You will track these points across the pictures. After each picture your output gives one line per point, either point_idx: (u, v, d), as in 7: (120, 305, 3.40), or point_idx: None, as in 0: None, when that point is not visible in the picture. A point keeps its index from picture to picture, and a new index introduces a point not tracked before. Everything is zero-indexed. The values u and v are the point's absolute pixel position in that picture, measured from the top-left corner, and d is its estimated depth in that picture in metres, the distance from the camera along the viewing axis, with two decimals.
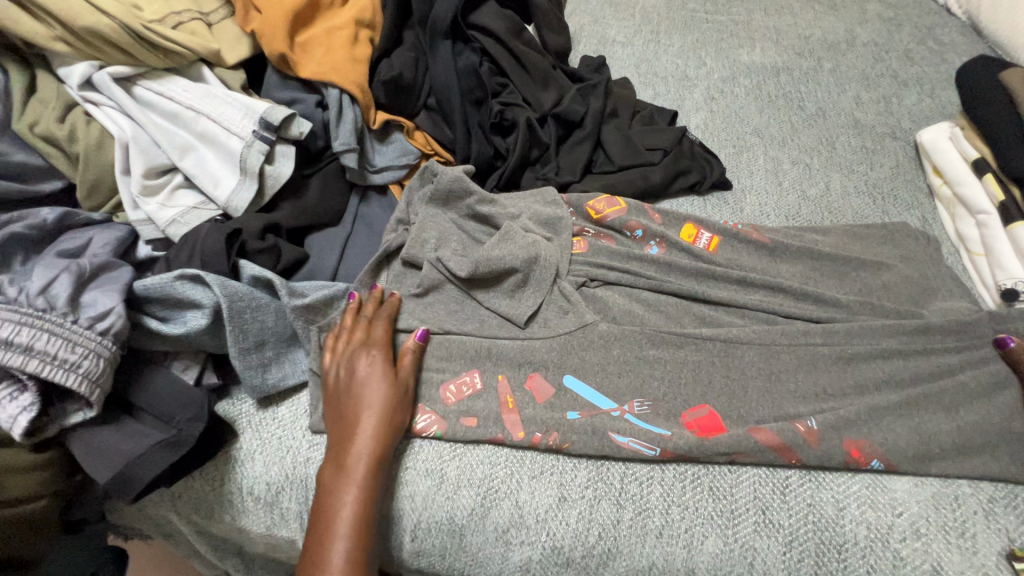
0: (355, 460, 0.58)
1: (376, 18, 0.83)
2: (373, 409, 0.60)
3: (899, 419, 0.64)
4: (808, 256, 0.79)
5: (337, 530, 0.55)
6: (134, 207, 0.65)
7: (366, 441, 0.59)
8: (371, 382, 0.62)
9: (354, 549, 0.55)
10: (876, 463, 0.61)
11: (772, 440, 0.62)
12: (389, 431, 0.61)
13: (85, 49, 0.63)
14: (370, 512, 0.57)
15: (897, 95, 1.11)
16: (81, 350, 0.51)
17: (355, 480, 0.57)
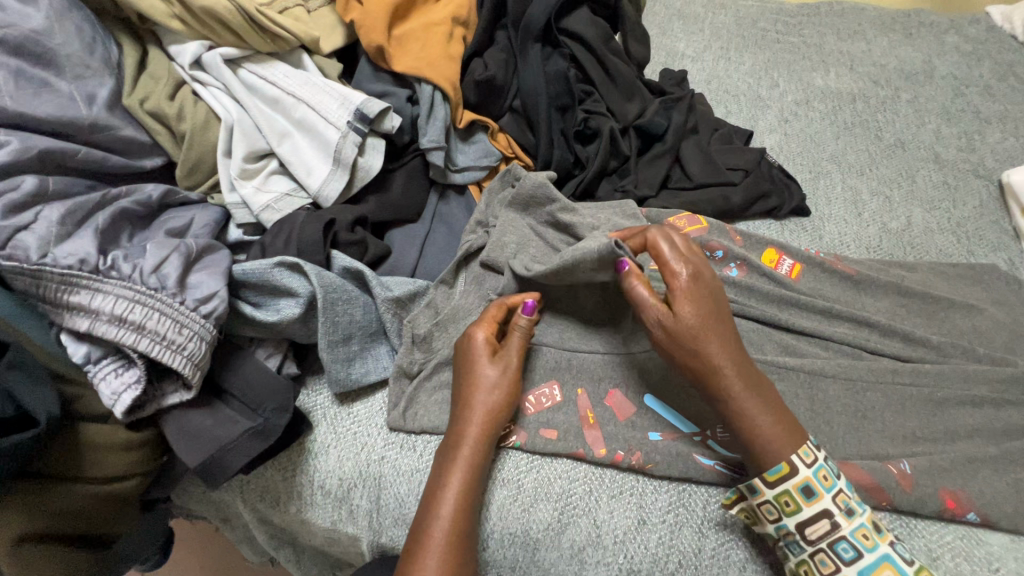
0: (465, 446, 0.58)
1: (471, 16, 0.82)
2: (484, 394, 0.60)
3: (995, 471, 0.62)
4: (895, 292, 0.77)
5: (440, 515, 0.54)
6: (230, 190, 0.65)
7: (475, 428, 0.59)
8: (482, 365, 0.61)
9: (453, 535, 0.54)
10: (973, 514, 0.59)
11: (864, 478, 0.60)
12: (497, 419, 0.60)
13: (198, 27, 0.63)
14: (473, 502, 0.57)
15: (979, 132, 1.08)
16: (187, 333, 0.50)
17: (462, 464, 0.57)
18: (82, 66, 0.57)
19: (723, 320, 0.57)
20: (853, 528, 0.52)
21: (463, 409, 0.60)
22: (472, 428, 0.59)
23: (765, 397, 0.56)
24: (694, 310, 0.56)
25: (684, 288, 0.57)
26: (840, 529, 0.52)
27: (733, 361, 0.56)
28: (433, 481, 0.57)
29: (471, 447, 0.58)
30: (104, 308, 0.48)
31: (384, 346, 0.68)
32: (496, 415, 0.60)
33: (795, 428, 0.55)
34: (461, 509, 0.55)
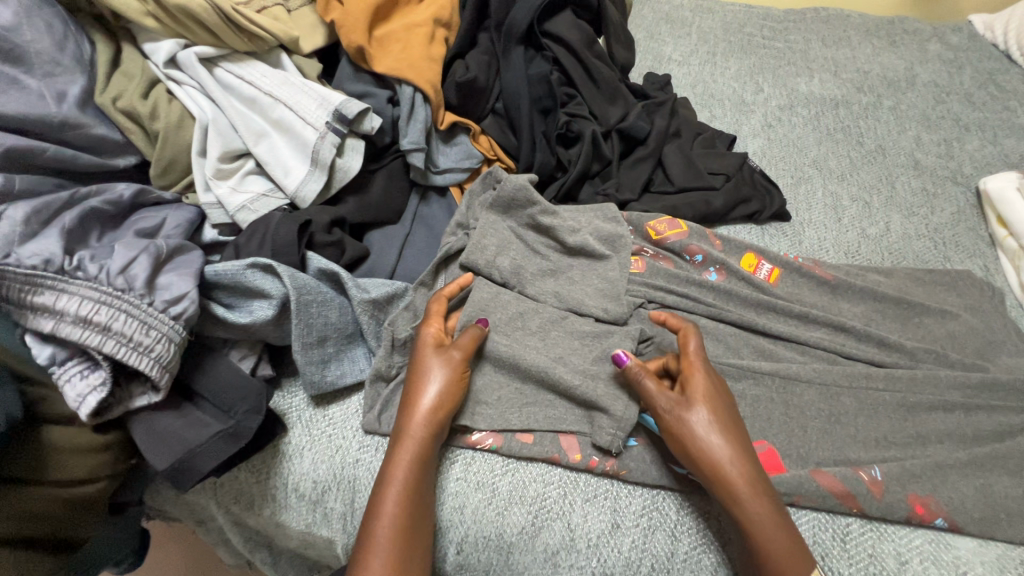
0: (407, 443, 0.58)
1: (453, 17, 0.82)
2: (427, 391, 0.60)
3: (965, 477, 0.62)
4: (871, 297, 0.78)
5: (384, 513, 0.55)
6: (204, 189, 0.64)
7: (417, 428, 0.59)
8: (426, 363, 0.62)
9: (397, 535, 0.54)
10: (940, 521, 0.60)
11: (834, 484, 0.60)
12: (439, 417, 0.60)
13: (173, 26, 0.62)
14: (419, 499, 0.57)
15: (958, 139, 1.10)
16: (155, 334, 0.50)
17: (404, 463, 0.57)
18: (52, 63, 0.57)
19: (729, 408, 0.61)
20: None
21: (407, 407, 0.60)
22: (416, 424, 0.59)
23: (771, 498, 0.56)
24: (719, 429, 0.58)
25: (707, 413, 0.58)
26: None
27: (735, 459, 0.56)
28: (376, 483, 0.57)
29: (412, 444, 0.58)
30: (68, 309, 0.47)
31: (360, 348, 0.68)
32: (438, 411, 0.60)
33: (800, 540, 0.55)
34: (404, 506, 0.55)
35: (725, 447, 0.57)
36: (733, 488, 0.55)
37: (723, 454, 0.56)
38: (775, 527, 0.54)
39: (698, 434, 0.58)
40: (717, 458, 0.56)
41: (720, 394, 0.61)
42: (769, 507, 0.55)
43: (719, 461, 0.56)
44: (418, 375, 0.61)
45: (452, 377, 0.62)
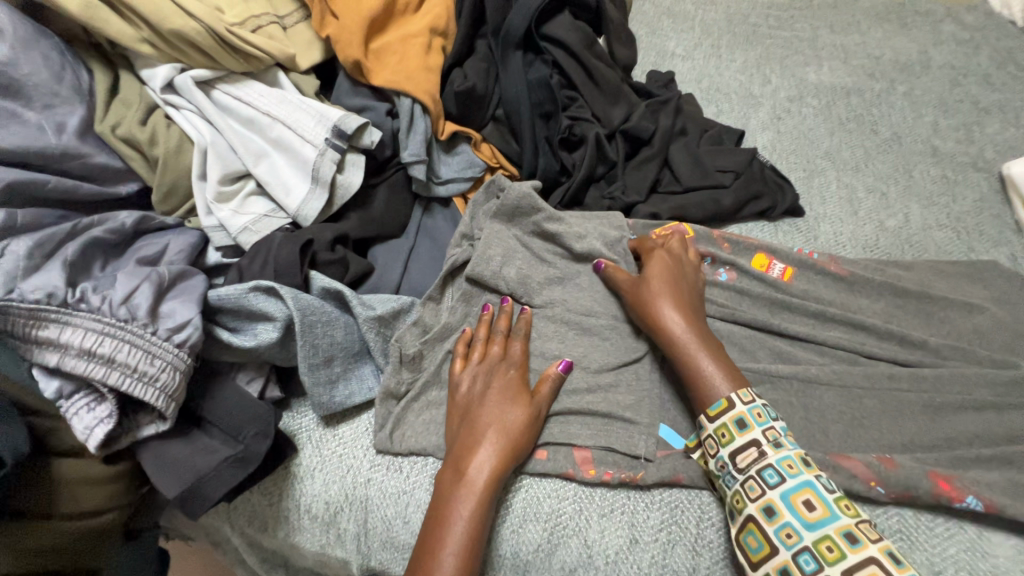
0: (477, 475, 0.57)
1: (450, 26, 0.81)
2: (505, 426, 0.59)
3: (996, 479, 0.60)
4: (891, 293, 0.74)
5: (453, 540, 0.53)
6: (206, 213, 0.64)
7: (494, 458, 0.58)
8: (508, 400, 0.61)
9: (462, 567, 0.52)
10: (971, 499, 0.57)
11: (854, 464, 0.59)
12: (514, 453, 0.59)
13: (169, 51, 0.62)
14: (483, 531, 0.55)
15: (978, 123, 1.06)
16: (159, 364, 0.49)
17: (474, 493, 0.56)
18: (51, 95, 0.57)
19: (684, 308, 0.67)
20: (779, 457, 0.55)
21: (480, 436, 0.59)
22: (488, 453, 0.58)
23: (716, 353, 0.63)
24: (665, 298, 0.67)
25: (654, 282, 0.68)
26: (766, 458, 0.55)
27: (677, 317, 0.65)
28: (443, 503, 0.55)
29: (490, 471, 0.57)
30: (72, 342, 0.47)
31: (368, 365, 0.67)
32: (519, 442, 0.60)
33: (737, 379, 0.61)
34: (473, 527, 0.54)
35: (657, 306, 0.66)
36: (691, 358, 0.62)
37: (663, 316, 0.65)
38: (705, 363, 0.62)
39: (646, 296, 0.68)
40: (657, 317, 0.66)
41: (666, 262, 0.71)
42: (709, 364, 0.62)
43: (654, 319, 0.66)
44: (499, 406, 0.61)
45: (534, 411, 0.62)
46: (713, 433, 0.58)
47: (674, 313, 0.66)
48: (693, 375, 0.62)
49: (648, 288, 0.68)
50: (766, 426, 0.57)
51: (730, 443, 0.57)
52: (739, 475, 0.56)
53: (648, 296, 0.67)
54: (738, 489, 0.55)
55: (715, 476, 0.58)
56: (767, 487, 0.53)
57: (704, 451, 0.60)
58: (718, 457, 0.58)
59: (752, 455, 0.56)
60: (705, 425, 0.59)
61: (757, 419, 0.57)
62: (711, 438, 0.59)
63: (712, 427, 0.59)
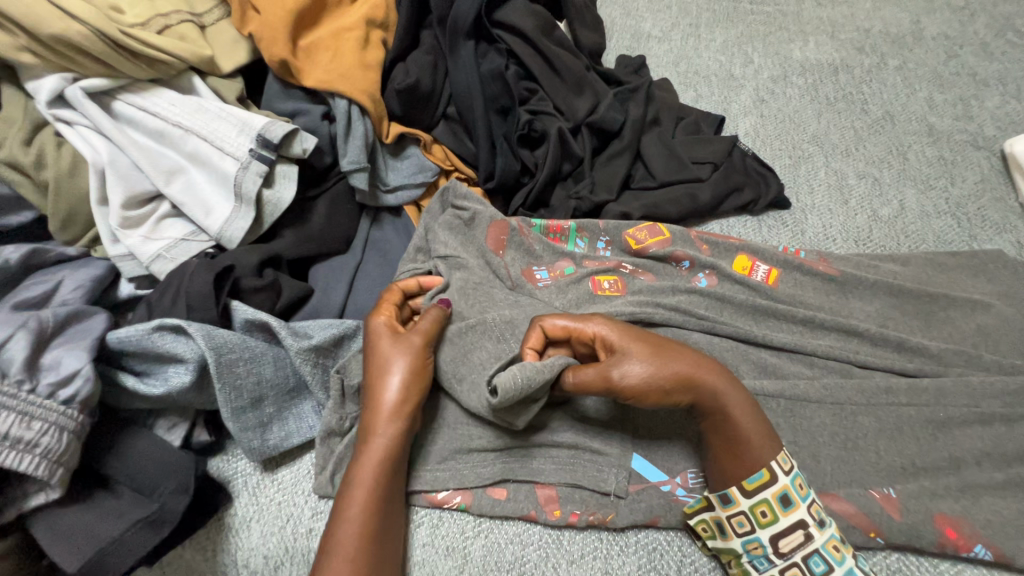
0: (375, 439, 0.52)
1: (389, 16, 0.74)
2: (393, 378, 0.54)
3: (1002, 499, 0.54)
4: (886, 292, 0.67)
5: (352, 511, 0.49)
6: (113, 241, 0.57)
7: (379, 452, 0.52)
8: (387, 349, 0.55)
9: (362, 538, 0.48)
10: (979, 548, 0.52)
11: (846, 507, 0.54)
12: (410, 407, 0.54)
13: (55, 59, 0.54)
14: (387, 498, 0.51)
15: (977, 97, 0.98)
16: (39, 426, 0.43)
17: (372, 458, 0.51)
18: None
19: (676, 349, 0.54)
20: (824, 540, 0.49)
21: (371, 395, 0.54)
22: (382, 414, 0.53)
23: (737, 386, 0.53)
24: (660, 347, 0.54)
25: (636, 358, 0.52)
26: (813, 542, 0.49)
27: (696, 367, 0.53)
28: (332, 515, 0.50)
29: (374, 467, 0.51)
30: None
31: (307, 402, 0.60)
32: (404, 425, 0.54)
33: (770, 429, 0.52)
34: (365, 533, 0.49)
35: (674, 368, 0.52)
36: (724, 413, 0.52)
37: (682, 372, 0.52)
38: (744, 415, 0.52)
39: (644, 380, 0.51)
40: (683, 373, 0.52)
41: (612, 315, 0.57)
42: (739, 411, 0.52)
43: (685, 381, 0.52)
44: (386, 357, 0.55)
45: (417, 388, 0.55)
46: (748, 511, 0.50)
47: (686, 361, 0.53)
48: (732, 430, 0.51)
49: (638, 362, 0.51)
50: (809, 501, 0.50)
51: (772, 525, 0.50)
52: (779, 561, 0.50)
53: (650, 372, 0.51)
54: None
55: (739, 558, 0.51)
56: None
57: (724, 526, 0.52)
58: (752, 538, 0.50)
59: (797, 539, 0.49)
60: (738, 498, 0.51)
61: (800, 492, 0.50)
62: (745, 516, 0.51)
63: (747, 503, 0.50)
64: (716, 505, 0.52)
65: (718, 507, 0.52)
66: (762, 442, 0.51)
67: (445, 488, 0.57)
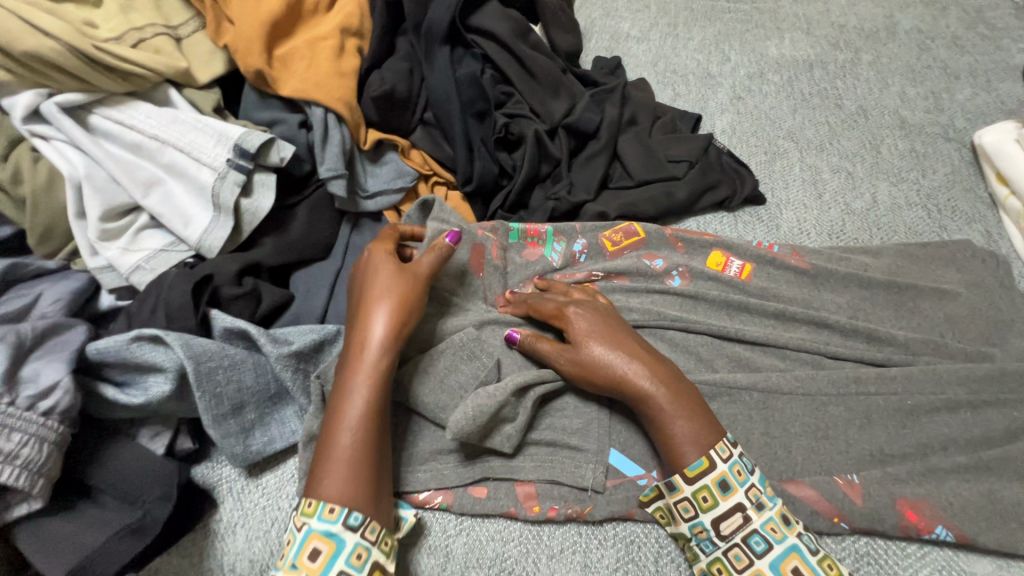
0: (368, 354, 0.53)
1: (364, 24, 0.74)
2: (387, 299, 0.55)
3: (968, 483, 0.56)
4: (857, 284, 0.69)
5: (348, 419, 0.50)
6: (92, 253, 0.58)
7: (370, 374, 0.52)
8: (382, 273, 0.57)
9: (359, 448, 0.49)
10: (940, 530, 0.54)
11: (809, 493, 0.55)
12: (404, 325, 0.55)
13: (30, 76, 0.56)
14: (382, 409, 0.52)
15: (948, 89, 1.00)
16: (18, 439, 0.44)
17: (366, 371, 0.52)
18: None
19: (631, 344, 0.58)
20: (763, 521, 0.49)
21: (363, 314, 0.55)
22: (375, 331, 0.54)
23: (671, 387, 0.54)
24: (609, 344, 0.58)
25: (589, 342, 0.58)
26: (752, 523, 0.49)
27: (637, 367, 0.55)
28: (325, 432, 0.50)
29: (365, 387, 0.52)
30: None
31: (289, 407, 0.61)
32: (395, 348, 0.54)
33: (708, 424, 0.53)
34: (363, 444, 0.50)
35: (619, 366, 0.56)
36: (657, 412, 0.53)
37: (626, 366, 0.56)
38: (675, 413, 0.53)
39: (593, 361, 0.57)
40: (619, 376, 0.55)
41: (593, 309, 0.62)
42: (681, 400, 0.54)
43: (622, 379, 0.55)
44: (382, 279, 0.57)
45: (413, 311, 0.56)
46: (691, 497, 0.51)
47: (628, 361, 0.56)
48: (666, 426, 0.53)
49: (591, 344, 0.58)
50: (747, 486, 0.50)
51: (714, 509, 0.50)
52: (722, 542, 0.50)
53: (594, 357, 0.57)
54: (722, 560, 0.50)
55: (689, 541, 0.52)
56: (755, 556, 0.49)
57: (672, 511, 0.53)
58: (695, 521, 0.51)
59: (736, 522, 0.49)
60: (682, 485, 0.51)
61: (738, 478, 0.51)
62: (689, 502, 0.51)
63: (689, 489, 0.51)
64: (664, 492, 0.53)
65: (666, 494, 0.52)
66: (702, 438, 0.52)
67: (427, 488, 0.58)
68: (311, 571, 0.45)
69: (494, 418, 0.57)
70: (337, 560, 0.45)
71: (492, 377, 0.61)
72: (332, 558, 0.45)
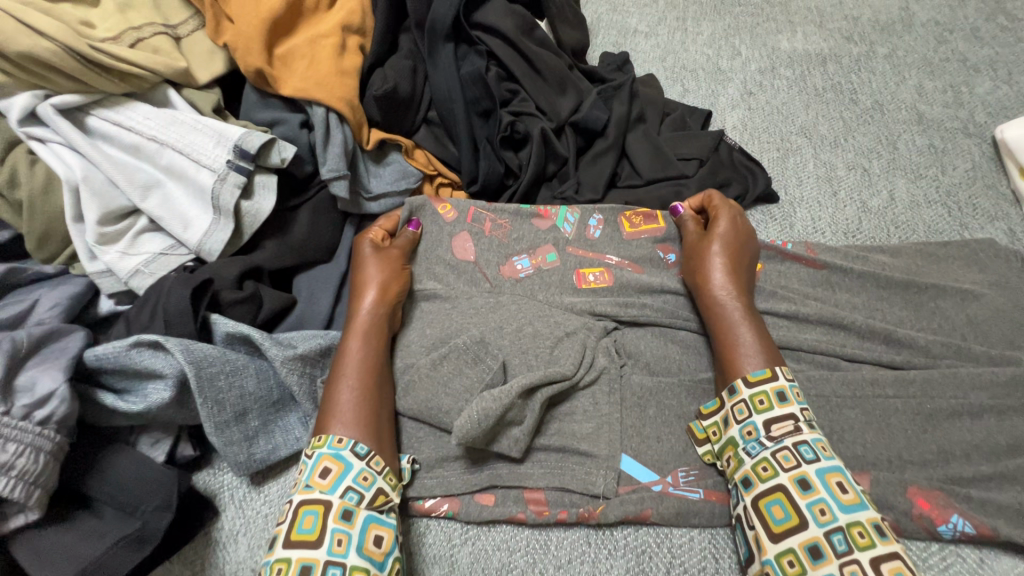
0: (361, 317, 0.59)
1: (366, 21, 0.73)
2: (375, 271, 0.62)
3: (992, 492, 0.54)
4: (873, 283, 0.67)
5: (345, 368, 0.56)
6: (90, 257, 0.57)
7: (363, 334, 0.58)
8: (368, 254, 0.64)
9: (356, 392, 0.54)
10: (955, 519, 0.53)
11: None
12: (392, 298, 0.62)
13: (27, 77, 0.55)
14: (377, 360, 0.57)
15: (967, 83, 0.97)
16: (14, 448, 0.43)
17: (360, 329, 0.58)
18: None
19: (742, 262, 0.62)
20: (815, 438, 0.50)
21: (360, 280, 0.62)
22: (370, 299, 0.60)
23: (750, 307, 0.59)
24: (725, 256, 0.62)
25: (717, 243, 0.62)
26: (802, 433, 0.50)
27: (729, 280, 0.60)
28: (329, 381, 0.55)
29: (361, 342, 0.57)
30: None
31: (293, 414, 0.59)
32: (385, 310, 0.61)
33: (773, 349, 0.56)
34: (359, 392, 0.54)
35: (711, 264, 0.61)
36: (728, 324, 0.58)
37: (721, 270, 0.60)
38: (747, 327, 0.57)
39: (707, 257, 0.62)
40: (705, 278, 0.61)
41: (737, 221, 0.64)
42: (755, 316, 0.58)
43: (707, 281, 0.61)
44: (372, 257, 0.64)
45: (397, 283, 0.63)
46: (748, 399, 0.53)
47: (721, 273, 0.60)
48: (732, 343, 0.57)
49: (718, 244, 0.62)
50: (804, 404, 0.52)
51: (767, 412, 0.52)
52: (770, 444, 0.51)
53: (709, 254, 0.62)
54: (770, 460, 0.49)
55: (737, 448, 0.53)
56: (804, 460, 0.48)
57: (726, 418, 0.55)
58: (747, 423, 0.53)
59: (787, 427, 0.51)
60: (741, 389, 0.54)
61: (797, 396, 0.53)
62: (745, 404, 0.53)
63: (748, 393, 0.54)
64: (724, 398, 0.55)
65: (724, 399, 0.55)
66: (770, 355, 0.56)
67: (433, 496, 0.57)
68: (323, 488, 0.48)
69: (499, 422, 0.55)
70: (345, 478, 0.49)
71: (497, 380, 0.58)
72: (341, 476, 0.49)
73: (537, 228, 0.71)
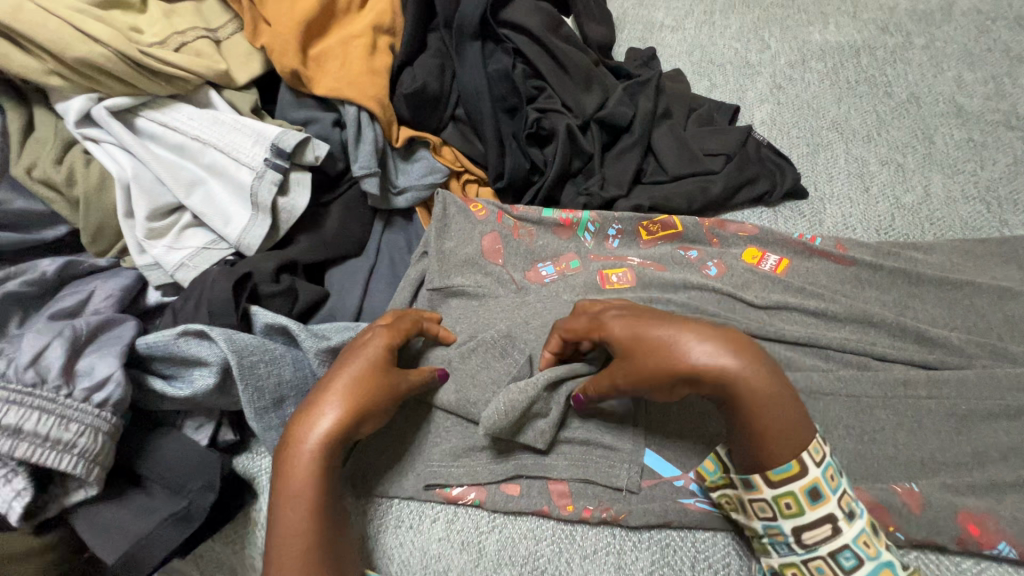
0: (315, 437, 0.50)
1: (396, 21, 0.75)
2: (344, 380, 0.52)
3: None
4: (905, 281, 0.66)
5: (299, 501, 0.49)
6: (139, 251, 0.60)
7: (314, 459, 0.50)
8: (348, 361, 0.54)
9: (310, 528, 0.48)
10: (1003, 545, 0.51)
11: (868, 499, 0.52)
12: (360, 410, 0.52)
13: (82, 81, 0.58)
14: (333, 485, 0.50)
15: (1010, 74, 0.93)
16: (76, 428, 0.46)
17: (315, 451, 0.50)
18: None
19: (710, 337, 0.50)
20: (854, 534, 0.47)
21: (326, 390, 0.53)
22: (330, 409, 0.51)
23: (756, 364, 0.48)
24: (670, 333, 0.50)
25: (660, 342, 0.50)
26: (843, 535, 0.47)
27: (708, 360, 0.48)
28: (274, 521, 0.49)
29: (311, 472, 0.49)
30: None
31: None
32: (346, 433, 0.51)
33: (796, 404, 0.48)
34: (313, 522, 0.48)
35: (672, 364, 0.49)
36: (755, 416, 0.47)
37: (683, 361, 0.49)
38: (770, 409, 0.47)
39: (659, 362, 0.49)
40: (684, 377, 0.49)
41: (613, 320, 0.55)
42: (765, 393, 0.47)
43: (689, 381, 0.49)
44: (344, 365, 0.54)
45: (373, 398, 0.52)
46: (772, 500, 0.48)
47: (693, 358, 0.49)
48: (764, 428, 0.47)
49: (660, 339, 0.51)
50: (840, 493, 0.47)
51: (797, 516, 0.47)
52: (802, 550, 0.48)
53: (659, 364, 0.49)
54: (800, 566, 0.48)
55: (760, 539, 0.50)
56: (842, 572, 0.46)
57: (745, 507, 0.51)
58: (775, 524, 0.49)
59: (824, 532, 0.47)
60: (761, 486, 0.48)
61: (832, 483, 0.48)
62: (767, 504, 0.49)
63: (771, 492, 0.48)
64: (738, 486, 0.50)
65: (740, 489, 0.50)
66: (790, 429, 0.47)
67: (461, 483, 0.58)
68: None
69: (525, 414, 0.56)
70: None
71: (524, 374, 0.60)
72: None
73: (560, 237, 0.73)
